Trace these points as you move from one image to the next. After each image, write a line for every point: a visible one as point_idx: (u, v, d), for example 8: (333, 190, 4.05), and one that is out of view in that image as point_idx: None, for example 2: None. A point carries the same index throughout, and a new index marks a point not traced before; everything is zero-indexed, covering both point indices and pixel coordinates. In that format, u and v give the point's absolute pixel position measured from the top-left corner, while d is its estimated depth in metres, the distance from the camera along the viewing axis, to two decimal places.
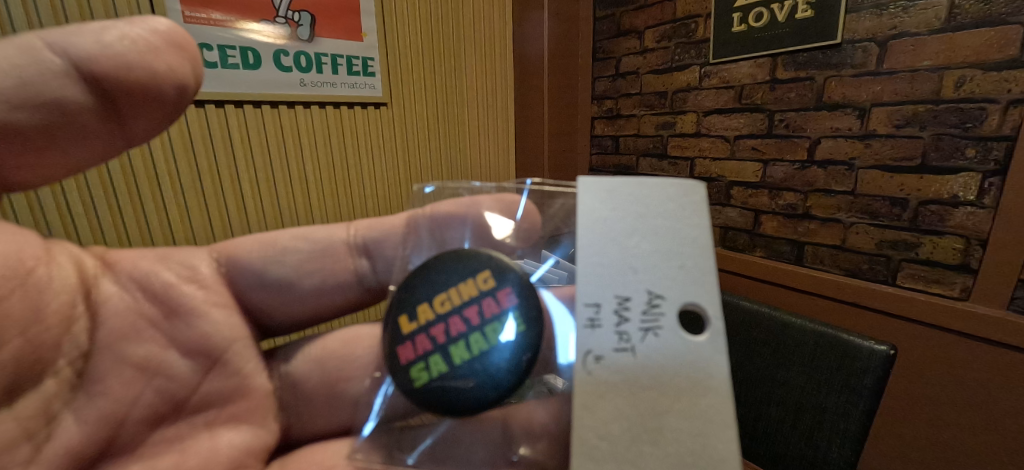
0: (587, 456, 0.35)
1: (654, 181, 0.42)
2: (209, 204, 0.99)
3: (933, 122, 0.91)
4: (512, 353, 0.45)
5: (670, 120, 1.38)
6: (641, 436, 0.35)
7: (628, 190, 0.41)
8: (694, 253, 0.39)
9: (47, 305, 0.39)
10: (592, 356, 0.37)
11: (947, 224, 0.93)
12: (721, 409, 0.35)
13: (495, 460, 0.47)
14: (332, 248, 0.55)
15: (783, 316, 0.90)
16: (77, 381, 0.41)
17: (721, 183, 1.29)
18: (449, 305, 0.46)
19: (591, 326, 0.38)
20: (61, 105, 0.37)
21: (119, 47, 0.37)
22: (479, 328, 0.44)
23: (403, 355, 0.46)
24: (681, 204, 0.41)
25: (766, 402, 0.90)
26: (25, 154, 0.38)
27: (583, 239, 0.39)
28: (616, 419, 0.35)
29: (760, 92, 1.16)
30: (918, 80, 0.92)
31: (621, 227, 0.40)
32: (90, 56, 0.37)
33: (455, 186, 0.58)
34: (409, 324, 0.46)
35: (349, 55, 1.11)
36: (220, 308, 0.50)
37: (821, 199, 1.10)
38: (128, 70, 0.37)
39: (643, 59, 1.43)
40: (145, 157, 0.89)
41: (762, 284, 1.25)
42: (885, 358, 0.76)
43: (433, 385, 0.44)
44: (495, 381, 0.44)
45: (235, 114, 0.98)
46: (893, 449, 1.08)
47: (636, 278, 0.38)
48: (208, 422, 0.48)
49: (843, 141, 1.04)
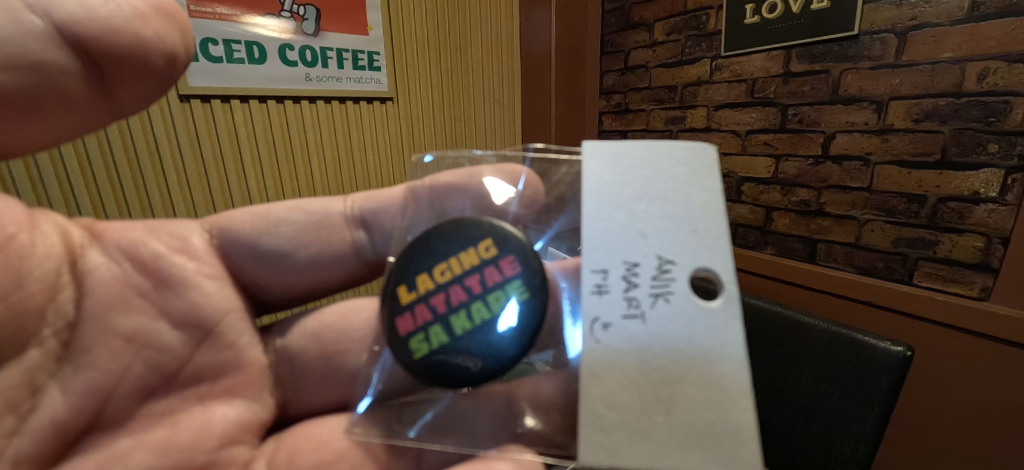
0: (596, 426, 0.33)
1: (663, 143, 0.40)
2: (216, 197, 0.99)
3: (953, 116, 0.88)
4: (515, 323, 0.44)
5: (680, 114, 1.35)
6: (652, 405, 0.33)
7: (637, 153, 0.40)
8: (706, 217, 0.38)
9: (30, 272, 0.40)
10: (599, 324, 0.36)
11: (967, 222, 0.90)
12: (736, 377, 0.34)
13: (498, 433, 0.45)
14: (328, 219, 0.54)
15: (795, 315, 0.88)
16: (63, 352, 0.41)
17: (732, 179, 1.27)
18: (450, 274, 0.45)
19: (598, 292, 0.37)
20: (46, 67, 0.36)
21: (104, 12, 0.37)
22: (480, 295, 0.44)
23: (403, 326, 0.45)
24: (691, 167, 0.39)
25: (777, 403, 0.88)
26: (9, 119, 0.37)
27: (588, 206, 0.38)
28: (626, 387, 0.34)
29: (773, 85, 1.13)
30: (938, 73, 0.89)
31: (630, 192, 0.39)
32: (75, 19, 0.36)
33: (454, 154, 0.56)
34: (409, 294, 0.45)
35: (355, 50, 1.10)
36: (211, 278, 0.49)
37: (835, 195, 1.07)
38: (116, 35, 0.37)
39: (652, 53, 1.40)
40: (150, 149, 0.89)
41: (771, 280, 1.23)
42: (901, 358, 0.73)
43: (435, 357, 0.43)
44: (497, 353, 0.44)
45: (241, 109, 0.97)
46: (905, 448, 1.07)
47: (644, 243, 0.37)
48: (201, 396, 0.47)
49: (858, 136, 1.01)
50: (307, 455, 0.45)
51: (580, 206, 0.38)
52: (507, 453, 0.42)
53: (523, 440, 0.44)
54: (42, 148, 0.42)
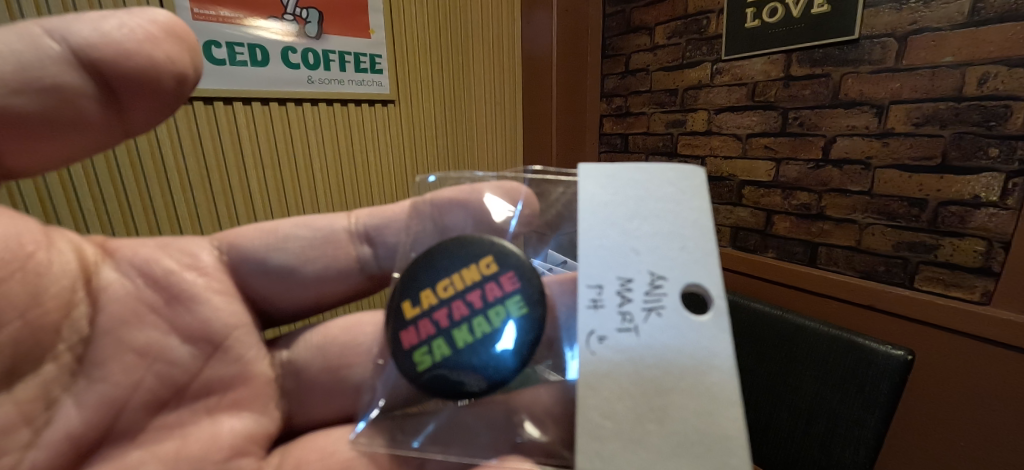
0: (592, 435, 0.33)
1: (652, 166, 0.41)
2: (218, 201, 0.99)
3: (954, 120, 0.88)
4: (516, 337, 0.44)
5: (681, 117, 1.35)
6: (645, 415, 0.33)
7: (629, 176, 0.40)
8: (695, 235, 0.38)
9: (47, 289, 0.39)
10: (595, 337, 0.36)
11: (968, 226, 0.90)
12: (726, 387, 0.34)
13: (498, 444, 0.46)
14: (333, 234, 0.55)
15: (796, 319, 0.88)
16: (77, 367, 0.41)
17: (732, 182, 1.27)
18: (451, 289, 0.45)
19: (593, 307, 0.37)
20: (60, 90, 0.37)
21: (117, 36, 0.38)
22: (481, 310, 0.44)
23: (405, 339, 0.45)
24: (681, 188, 0.40)
25: (776, 408, 0.88)
26: (22, 140, 0.38)
27: (583, 224, 0.39)
28: (620, 397, 0.34)
29: (773, 89, 1.13)
30: (939, 77, 0.89)
31: (623, 211, 0.39)
32: (89, 44, 0.37)
33: (457, 175, 0.56)
34: (410, 308, 0.45)
35: (357, 53, 1.10)
36: (221, 294, 0.49)
37: (836, 199, 1.07)
38: (127, 59, 0.38)
39: (653, 56, 1.40)
40: (154, 153, 0.89)
41: (773, 284, 1.22)
42: (902, 362, 0.73)
43: (436, 369, 0.43)
44: (498, 366, 0.44)
45: (243, 111, 0.97)
46: (906, 451, 1.06)
47: (637, 260, 0.37)
48: (209, 408, 0.47)
49: (859, 140, 1.01)
50: (313, 464, 0.45)
51: (577, 223, 0.39)
52: (507, 461, 0.43)
53: (523, 450, 0.45)
54: (56, 169, 0.42)
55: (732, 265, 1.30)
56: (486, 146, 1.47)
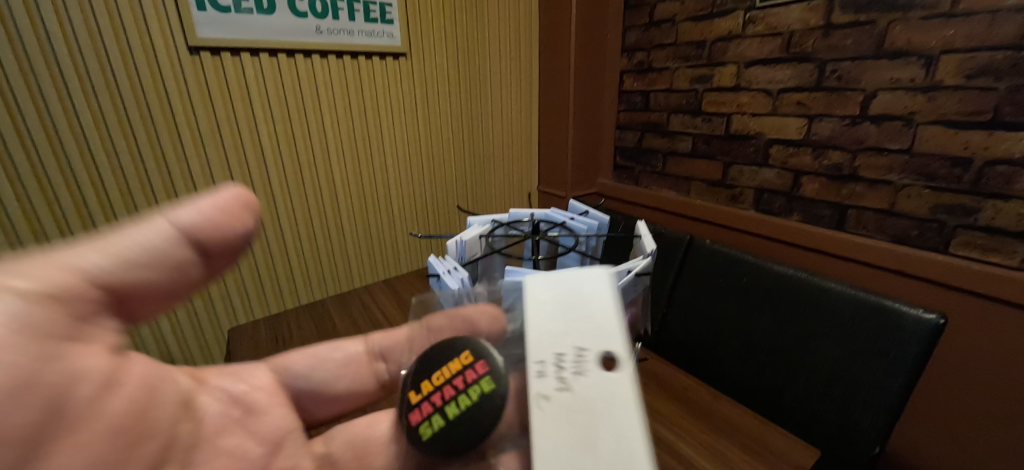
0: (540, 457, 0.37)
1: (572, 270, 0.48)
2: (228, 155, 1.10)
3: (1011, 72, 0.81)
4: (502, 404, 0.44)
5: (707, 72, 1.27)
6: (577, 447, 0.37)
7: (564, 279, 0.47)
8: (606, 317, 0.44)
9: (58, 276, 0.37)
10: (539, 398, 0.40)
11: (1014, 187, 0.84)
12: (631, 419, 0.38)
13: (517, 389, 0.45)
14: (355, 357, 0.63)
15: (819, 281, 0.84)
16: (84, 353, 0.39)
17: (758, 141, 1.19)
18: (441, 374, 0.45)
19: (536, 375, 0.41)
20: (177, 264, 0.41)
21: (217, 219, 0.41)
22: (467, 388, 0.44)
23: (409, 416, 0.45)
24: (597, 283, 0.47)
25: (794, 373, 0.83)
26: (148, 304, 0.42)
27: (531, 317, 0.44)
28: (553, 431, 0.38)
29: (811, 39, 1.05)
30: (1000, 23, 0.80)
31: (560, 304, 0.45)
32: (194, 226, 0.40)
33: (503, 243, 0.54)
34: (414, 394, 0.46)
35: (366, 1, 1.16)
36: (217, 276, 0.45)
37: (872, 158, 1.01)
38: (221, 236, 0.42)
39: (679, 5, 1.30)
40: (164, 109, 0.99)
41: (798, 250, 1.17)
42: (933, 327, 0.70)
43: (440, 435, 0.43)
44: (483, 429, 0.43)
45: (251, 62, 1.05)
46: (930, 416, 1.04)
47: (566, 338, 0.42)
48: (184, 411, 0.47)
49: (902, 94, 0.94)
50: None
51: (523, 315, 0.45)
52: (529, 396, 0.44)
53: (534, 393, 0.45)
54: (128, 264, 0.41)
55: (754, 229, 1.24)
56: (491, 104, 1.53)
